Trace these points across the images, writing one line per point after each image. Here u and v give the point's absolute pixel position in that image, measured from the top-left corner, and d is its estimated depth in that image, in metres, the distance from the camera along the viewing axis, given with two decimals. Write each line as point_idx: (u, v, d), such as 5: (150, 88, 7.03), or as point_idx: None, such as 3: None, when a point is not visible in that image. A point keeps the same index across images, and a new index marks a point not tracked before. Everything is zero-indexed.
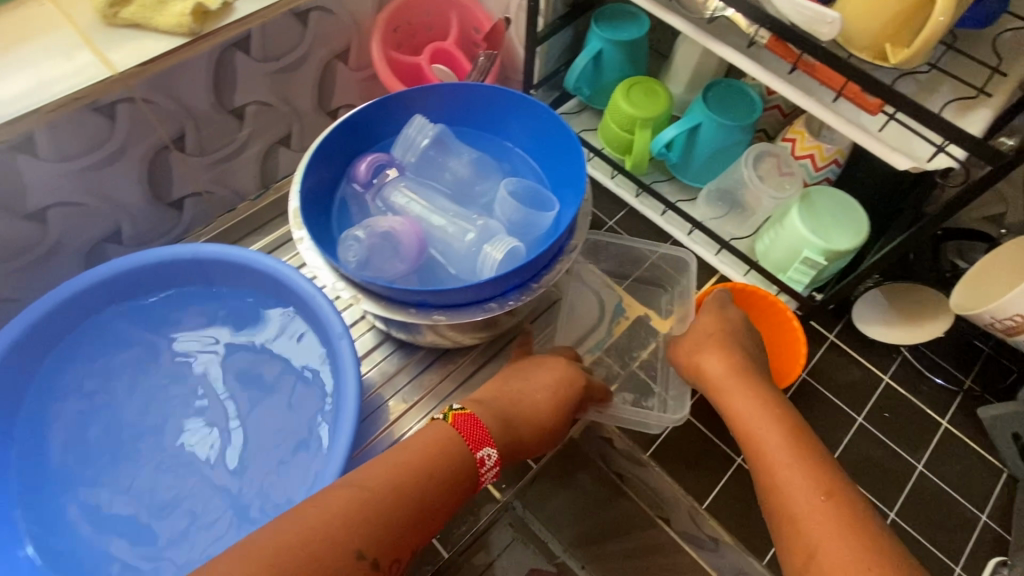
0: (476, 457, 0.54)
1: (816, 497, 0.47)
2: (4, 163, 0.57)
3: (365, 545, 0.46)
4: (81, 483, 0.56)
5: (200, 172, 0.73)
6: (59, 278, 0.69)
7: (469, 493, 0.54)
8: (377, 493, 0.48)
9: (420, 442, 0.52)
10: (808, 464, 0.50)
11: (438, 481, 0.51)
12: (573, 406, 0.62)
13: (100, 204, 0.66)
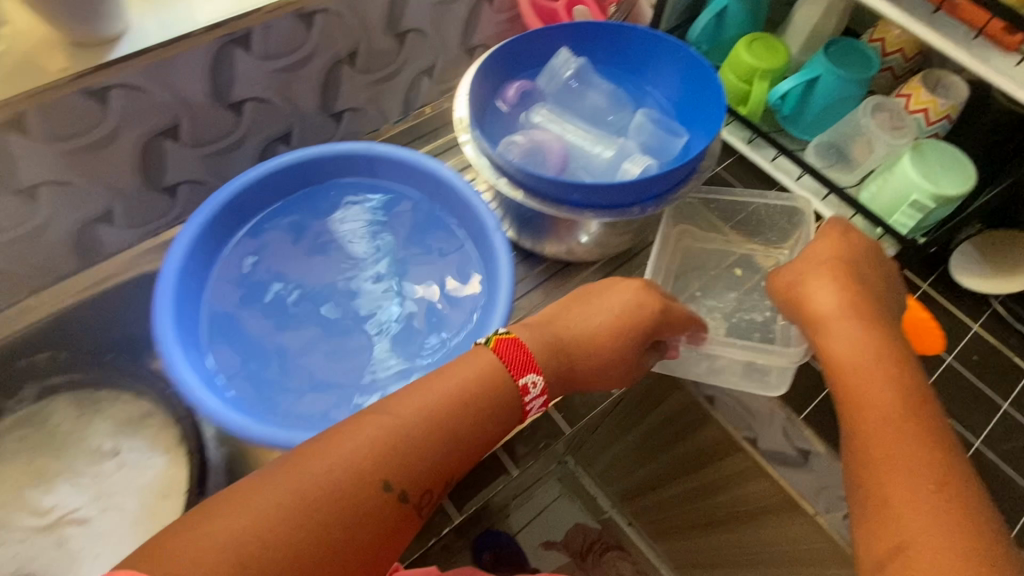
0: (518, 387, 0.55)
1: (927, 488, 0.51)
2: (224, 54, 0.63)
3: (395, 475, 0.48)
4: (253, 336, 0.62)
5: (361, 89, 0.79)
6: (237, 169, 0.76)
7: (512, 423, 0.56)
8: (417, 429, 0.50)
9: (450, 375, 0.54)
10: (912, 436, 0.54)
11: (476, 413, 0.53)
12: (646, 337, 0.62)
13: (284, 104, 0.73)
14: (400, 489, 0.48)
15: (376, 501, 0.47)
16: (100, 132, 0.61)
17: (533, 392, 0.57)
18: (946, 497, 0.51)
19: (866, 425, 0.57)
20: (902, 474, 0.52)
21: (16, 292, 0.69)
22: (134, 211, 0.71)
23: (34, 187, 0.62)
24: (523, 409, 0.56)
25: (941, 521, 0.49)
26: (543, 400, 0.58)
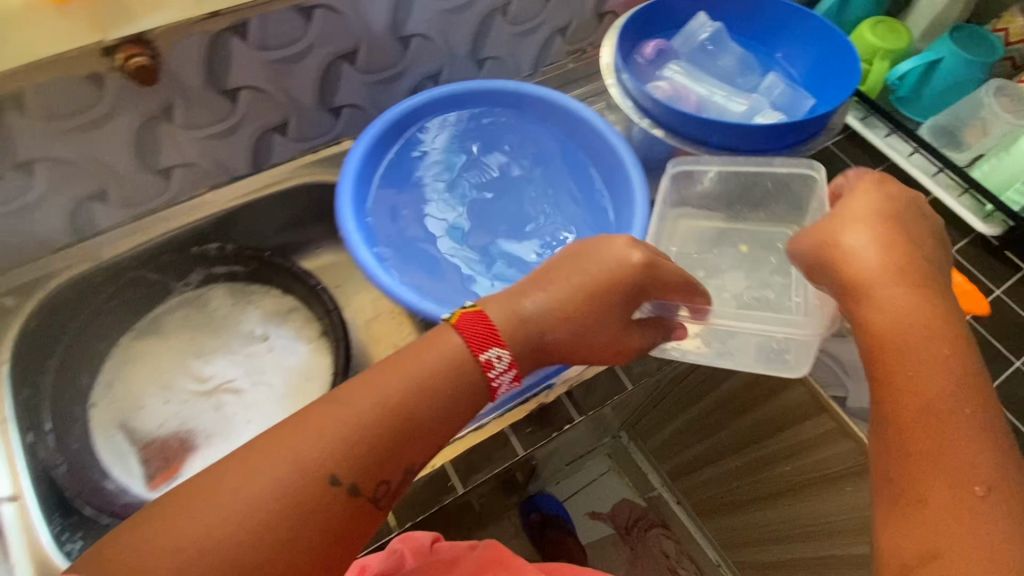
0: (479, 362, 0.51)
1: (972, 488, 0.45)
2: None
3: (343, 471, 0.45)
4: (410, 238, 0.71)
5: (507, 39, 0.86)
6: (390, 101, 0.84)
7: (479, 405, 0.52)
8: (361, 422, 0.46)
9: (414, 366, 0.49)
10: (964, 425, 0.47)
11: (430, 405, 0.49)
12: (637, 295, 0.56)
13: (441, 44, 0.81)
14: (349, 484, 0.45)
15: (315, 497, 0.44)
16: (299, 46, 0.70)
17: (500, 366, 0.52)
18: (992, 502, 0.44)
19: (901, 423, 0.49)
20: (940, 488, 0.45)
21: (197, 188, 0.78)
22: (303, 127, 0.79)
23: (237, 90, 0.70)
24: (490, 386, 0.52)
25: (984, 529, 0.43)
26: (514, 372, 0.53)
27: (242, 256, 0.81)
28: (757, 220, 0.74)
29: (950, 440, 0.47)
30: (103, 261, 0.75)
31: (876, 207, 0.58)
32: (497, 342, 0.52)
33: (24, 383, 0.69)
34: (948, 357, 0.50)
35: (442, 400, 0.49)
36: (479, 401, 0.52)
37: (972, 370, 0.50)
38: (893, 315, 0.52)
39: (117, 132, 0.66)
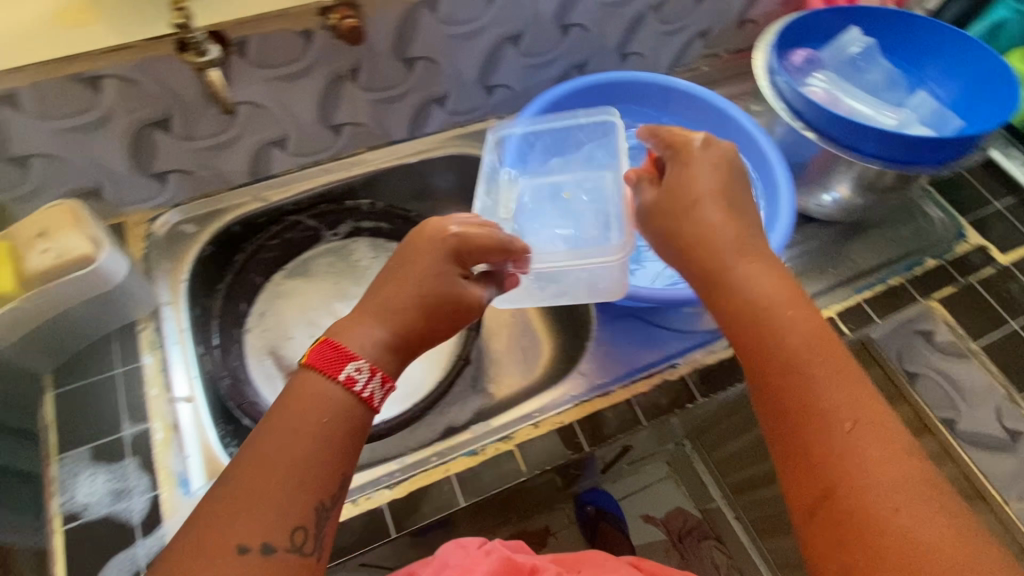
0: (339, 384, 0.47)
1: (842, 423, 0.43)
2: None
3: (254, 535, 0.40)
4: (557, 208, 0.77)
5: (653, 37, 0.91)
6: (539, 84, 0.90)
7: (359, 429, 0.47)
8: (248, 486, 0.41)
9: (292, 415, 0.45)
10: (802, 390, 0.45)
11: (316, 443, 0.44)
12: (456, 263, 0.55)
13: (595, 37, 0.86)
14: (262, 545, 0.40)
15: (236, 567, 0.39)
16: (477, 24, 0.76)
17: (361, 377, 0.47)
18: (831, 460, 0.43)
19: (775, 418, 0.46)
20: (842, 478, 0.42)
21: (359, 147, 0.86)
22: (460, 100, 0.86)
23: (415, 59, 0.77)
24: (359, 398, 0.47)
25: (877, 472, 0.41)
26: (382, 375, 0.48)
27: (387, 215, 0.88)
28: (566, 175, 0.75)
29: (821, 420, 0.44)
30: (271, 203, 0.82)
31: (719, 180, 0.57)
32: (353, 356, 0.48)
33: (199, 300, 0.77)
34: (785, 326, 0.48)
35: (319, 442, 0.44)
36: (360, 424, 0.47)
37: (808, 326, 0.48)
38: (715, 288, 0.53)
39: (310, 85, 0.73)
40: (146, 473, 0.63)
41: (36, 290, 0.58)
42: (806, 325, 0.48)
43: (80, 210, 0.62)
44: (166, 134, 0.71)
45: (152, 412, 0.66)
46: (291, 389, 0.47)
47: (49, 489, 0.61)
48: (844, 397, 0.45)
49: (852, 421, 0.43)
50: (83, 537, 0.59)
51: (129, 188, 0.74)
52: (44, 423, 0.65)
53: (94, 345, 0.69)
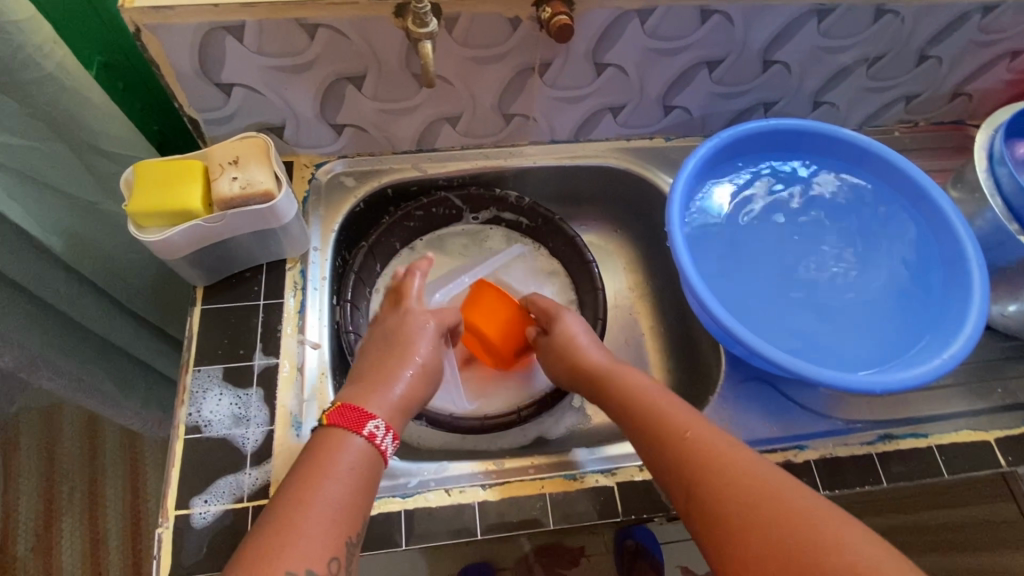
0: (366, 439, 0.55)
1: (682, 433, 0.55)
2: (802, 21, 0.72)
3: (294, 559, 0.47)
4: (712, 252, 0.72)
5: (855, 91, 0.84)
6: (718, 114, 0.86)
7: (377, 468, 0.56)
8: (290, 524, 0.48)
9: (322, 467, 0.52)
10: (652, 430, 0.57)
11: (348, 480, 0.53)
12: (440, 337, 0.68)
13: (794, 78, 0.81)
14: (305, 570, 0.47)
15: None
16: (680, 43, 0.73)
17: (379, 430, 0.56)
18: (684, 472, 0.52)
19: (649, 456, 0.57)
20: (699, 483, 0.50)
21: (521, 139, 0.85)
22: (634, 114, 0.83)
23: (606, 65, 0.75)
24: (378, 450, 0.56)
25: (715, 454, 0.51)
26: (394, 431, 0.58)
27: (531, 212, 0.86)
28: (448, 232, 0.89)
29: (672, 445, 0.54)
30: (427, 175, 0.83)
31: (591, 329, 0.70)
32: (371, 415, 0.57)
33: (342, 251, 0.80)
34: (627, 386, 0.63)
35: (354, 485, 0.53)
36: (378, 472, 0.56)
37: (641, 383, 0.62)
38: (567, 361, 0.69)
39: (500, 71, 0.73)
40: (267, 407, 0.65)
41: (220, 214, 0.61)
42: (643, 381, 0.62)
43: (270, 146, 0.64)
44: (357, 91, 0.72)
45: (282, 349, 0.68)
46: (316, 444, 0.55)
47: (181, 397, 0.64)
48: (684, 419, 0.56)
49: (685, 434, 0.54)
50: (200, 452, 0.62)
51: (307, 132, 0.77)
52: (187, 334, 0.68)
53: (246, 274, 0.72)
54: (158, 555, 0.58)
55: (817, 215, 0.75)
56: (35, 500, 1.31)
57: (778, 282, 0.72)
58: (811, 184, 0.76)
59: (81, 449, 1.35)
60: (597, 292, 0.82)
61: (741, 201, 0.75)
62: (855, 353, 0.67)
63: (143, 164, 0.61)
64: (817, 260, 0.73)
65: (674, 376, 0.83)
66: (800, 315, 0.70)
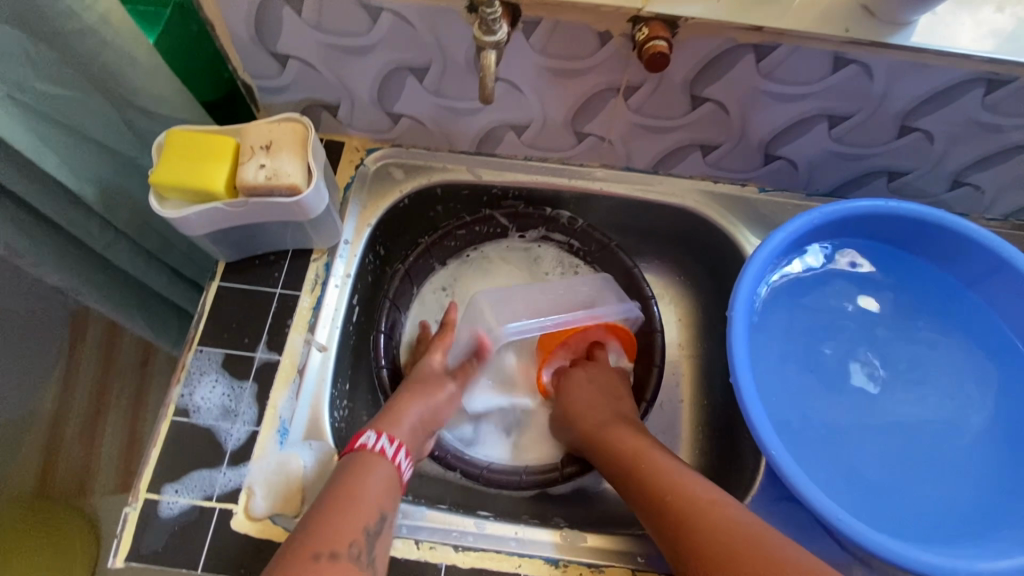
0: (379, 454, 0.57)
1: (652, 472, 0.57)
2: (962, 88, 0.58)
3: (325, 543, 0.48)
4: (776, 344, 0.61)
5: (1011, 178, 0.68)
6: (828, 174, 0.72)
7: (396, 483, 0.57)
8: (325, 517, 0.50)
9: (358, 479, 0.55)
10: (621, 462, 0.60)
11: (377, 490, 0.55)
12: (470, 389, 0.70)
13: (934, 151, 0.66)
14: (331, 552, 0.48)
15: (322, 567, 0.47)
16: (800, 90, 0.61)
17: (373, 439, 0.58)
18: (666, 522, 0.52)
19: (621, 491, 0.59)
20: (686, 533, 0.50)
21: (591, 161, 0.75)
22: (727, 156, 0.72)
23: (703, 100, 0.64)
24: (393, 464, 0.58)
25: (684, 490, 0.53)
26: (389, 435, 0.59)
27: (585, 237, 0.78)
28: (499, 246, 0.81)
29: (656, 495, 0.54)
30: (481, 181, 0.76)
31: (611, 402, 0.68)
32: (363, 431, 0.60)
33: (377, 246, 0.75)
34: (615, 436, 0.63)
35: (373, 484, 0.55)
36: (394, 477, 0.57)
37: (621, 431, 0.63)
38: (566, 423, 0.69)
39: (577, 87, 0.64)
40: (257, 406, 0.62)
41: (242, 201, 0.57)
42: (615, 424, 0.65)
43: (309, 135, 0.59)
44: (417, 82, 0.65)
45: (286, 346, 0.65)
46: (346, 459, 0.57)
47: (178, 374, 0.62)
48: (668, 467, 0.56)
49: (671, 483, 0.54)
50: (182, 438, 0.60)
51: (362, 116, 0.72)
52: (200, 308, 0.66)
53: (269, 257, 0.69)
54: (120, 533, 0.57)
55: (918, 327, 0.62)
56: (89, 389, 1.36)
57: (853, 401, 0.60)
58: (918, 288, 0.62)
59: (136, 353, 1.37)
60: (654, 335, 0.74)
61: (825, 288, 0.63)
62: (915, 510, 0.55)
63: (175, 132, 0.58)
64: (909, 386, 0.60)
65: (704, 461, 0.73)
66: (874, 449, 0.58)
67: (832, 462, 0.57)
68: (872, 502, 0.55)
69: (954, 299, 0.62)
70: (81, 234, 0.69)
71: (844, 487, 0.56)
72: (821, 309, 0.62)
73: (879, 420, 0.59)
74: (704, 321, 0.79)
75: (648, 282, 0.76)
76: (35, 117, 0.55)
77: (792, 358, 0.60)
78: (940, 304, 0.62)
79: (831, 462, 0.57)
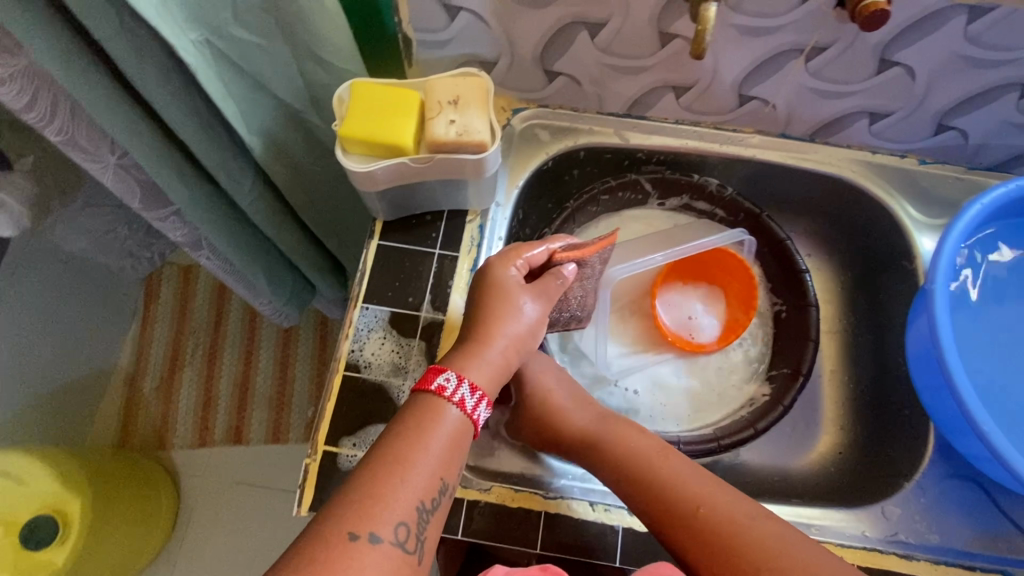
0: (455, 406, 0.49)
1: (680, 478, 0.55)
2: None
3: (361, 522, 0.41)
4: (964, 314, 0.60)
5: None
6: (1000, 148, 0.70)
7: (468, 438, 0.50)
8: (370, 489, 0.43)
9: (414, 444, 0.46)
10: (636, 468, 0.57)
11: (437, 457, 0.47)
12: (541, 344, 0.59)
13: None
14: (370, 534, 0.41)
15: (356, 553, 0.40)
16: (1004, 54, 0.58)
17: (452, 385, 0.50)
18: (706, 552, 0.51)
19: (636, 496, 0.56)
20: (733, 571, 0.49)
21: (746, 126, 0.73)
22: (895, 125, 0.69)
23: (892, 63, 0.61)
24: (469, 417, 0.50)
25: (715, 504, 0.52)
26: (470, 381, 0.51)
27: (731, 206, 0.76)
28: (638, 212, 0.80)
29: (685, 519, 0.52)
30: (628, 144, 0.74)
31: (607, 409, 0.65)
32: (440, 369, 0.51)
33: (520, 209, 0.74)
34: (626, 443, 0.59)
35: (429, 451, 0.46)
36: (461, 437, 0.49)
37: (634, 438, 0.59)
38: (553, 427, 0.63)
39: (757, 49, 0.61)
40: (426, 363, 0.62)
41: (429, 157, 0.56)
42: (623, 432, 0.60)
43: (491, 89, 0.57)
44: (589, 39, 0.63)
45: (449, 305, 0.64)
46: (412, 406, 0.49)
47: (346, 330, 0.63)
48: (698, 487, 0.54)
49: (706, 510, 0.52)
50: (355, 393, 0.61)
51: (518, 74, 0.70)
52: (361, 265, 0.66)
53: (425, 217, 0.68)
54: (302, 483, 0.58)
55: None
56: (166, 347, 1.39)
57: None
58: None
59: (210, 314, 1.41)
60: (809, 308, 0.72)
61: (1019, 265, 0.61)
62: None
63: (359, 84, 0.57)
64: None
65: (850, 435, 0.72)
66: None
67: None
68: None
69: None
70: (235, 188, 0.68)
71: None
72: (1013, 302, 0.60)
73: None
74: (846, 296, 0.78)
75: (798, 254, 0.74)
76: (225, 65, 0.54)
77: (986, 351, 0.59)
78: None
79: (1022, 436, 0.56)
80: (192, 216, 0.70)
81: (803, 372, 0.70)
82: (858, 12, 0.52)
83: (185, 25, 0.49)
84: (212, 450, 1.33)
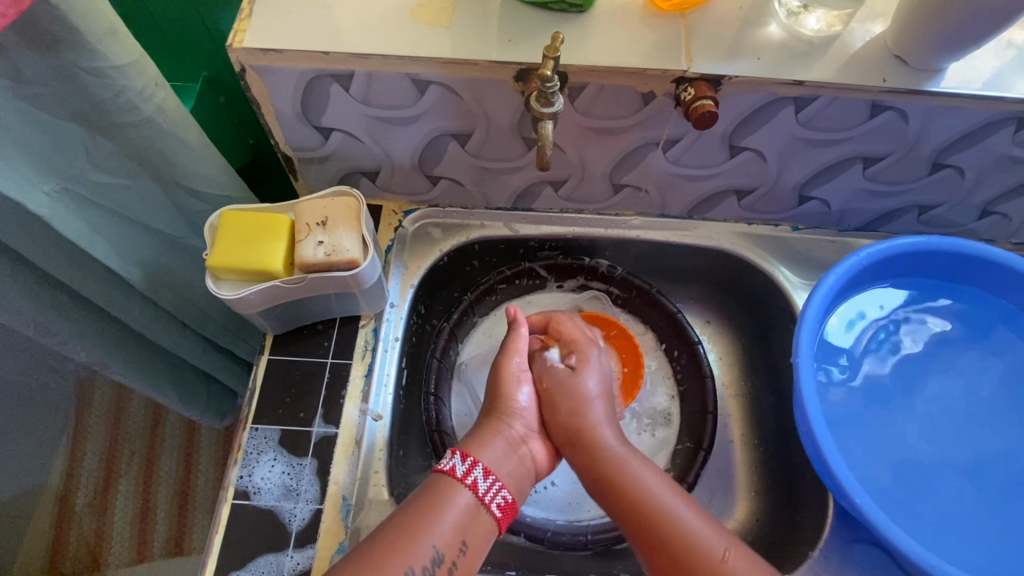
0: (470, 489, 0.51)
1: (661, 492, 0.52)
2: (987, 130, 0.62)
3: None
4: (830, 377, 0.64)
5: None
6: (863, 213, 0.75)
7: (478, 529, 0.50)
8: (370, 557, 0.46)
9: (419, 523, 0.48)
10: (622, 496, 0.53)
11: (437, 531, 0.48)
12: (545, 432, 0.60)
13: (966, 184, 0.69)
14: None
15: None
16: (838, 135, 0.63)
17: (447, 459, 0.52)
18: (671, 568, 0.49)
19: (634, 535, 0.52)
20: None
21: (628, 210, 0.76)
22: (762, 199, 0.73)
23: (741, 149, 0.65)
24: (481, 501, 0.51)
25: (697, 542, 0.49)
26: (464, 452, 0.53)
27: (625, 285, 0.78)
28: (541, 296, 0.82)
29: (659, 529, 0.50)
30: (519, 235, 0.77)
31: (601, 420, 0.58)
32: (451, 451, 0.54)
33: (419, 305, 0.74)
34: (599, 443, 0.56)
35: (434, 528, 0.48)
36: (467, 518, 0.50)
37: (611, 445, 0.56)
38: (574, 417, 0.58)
39: (617, 144, 0.65)
40: (319, 482, 0.61)
41: (300, 277, 0.57)
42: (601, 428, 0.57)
43: (361, 208, 0.60)
44: (459, 147, 0.66)
45: (343, 417, 0.64)
46: (428, 484, 0.51)
47: (235, 456, 0.61)
48: (668, 499, 0.52)
49: (676, 525, 0.50)
50: (246, 522, 0.59)
51: (401, 178, 0.72)
52: (251, 384, 0.65)
53: (317, 326, 0.68)
54: None
55: (955, 358, 0.65)
56: (98, 459, 1.21)
57: (925, 445, 0.62)
58: (949, 319, 0.66)
59: (145, 418, 1.24)
60: (705, 380, 0.74)
61: (899, 322, 0.66)
62: (969, 542, 0.58)
63: (228, 213, 0.58)
64: (953, 420, 0.63)
65: (765, 501, 0.73)
66: (921, 480, 0.61)
67: (891, 490, 0.60)
68: (940, 540, 0.58)
69: (972, 335, 0.66)
70: (123, 316, 0.67)
71: (902, 516, 0.59)
72: (883, 359, 0.65)
73: (929, 448, 0.62)
74: (747, 359, 0.80)
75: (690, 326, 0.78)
76: (87, 208, 0.55)
77: (861, 418, 0.63)
78: (973, 338, 0.66)
79: (888, 491, 0.60)
80: (79, 345, 0.69)
81: (706, 445, 0.72)
82: (692, 112, 0.56)
83: (36, 180, 0.50)
84: (151, 569, 1.15)
